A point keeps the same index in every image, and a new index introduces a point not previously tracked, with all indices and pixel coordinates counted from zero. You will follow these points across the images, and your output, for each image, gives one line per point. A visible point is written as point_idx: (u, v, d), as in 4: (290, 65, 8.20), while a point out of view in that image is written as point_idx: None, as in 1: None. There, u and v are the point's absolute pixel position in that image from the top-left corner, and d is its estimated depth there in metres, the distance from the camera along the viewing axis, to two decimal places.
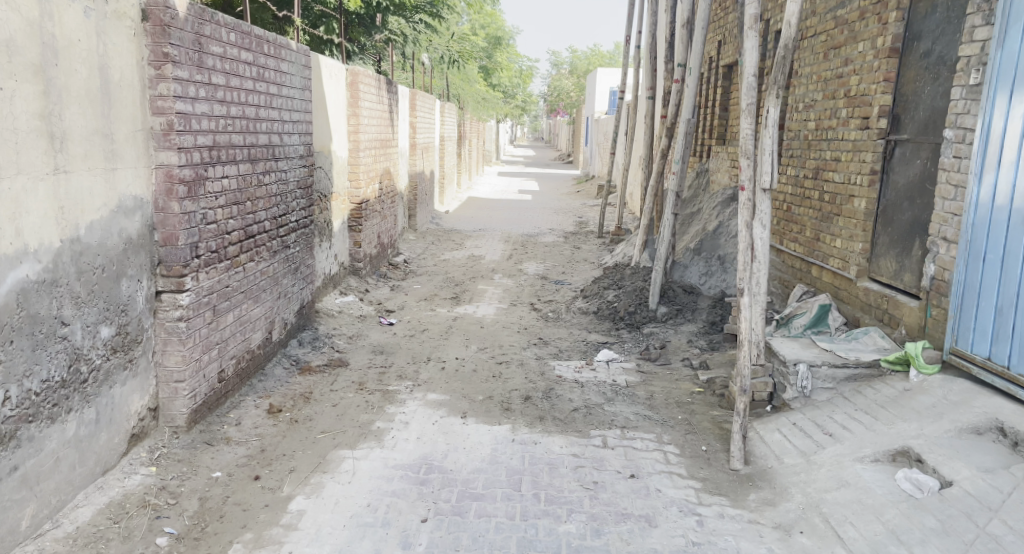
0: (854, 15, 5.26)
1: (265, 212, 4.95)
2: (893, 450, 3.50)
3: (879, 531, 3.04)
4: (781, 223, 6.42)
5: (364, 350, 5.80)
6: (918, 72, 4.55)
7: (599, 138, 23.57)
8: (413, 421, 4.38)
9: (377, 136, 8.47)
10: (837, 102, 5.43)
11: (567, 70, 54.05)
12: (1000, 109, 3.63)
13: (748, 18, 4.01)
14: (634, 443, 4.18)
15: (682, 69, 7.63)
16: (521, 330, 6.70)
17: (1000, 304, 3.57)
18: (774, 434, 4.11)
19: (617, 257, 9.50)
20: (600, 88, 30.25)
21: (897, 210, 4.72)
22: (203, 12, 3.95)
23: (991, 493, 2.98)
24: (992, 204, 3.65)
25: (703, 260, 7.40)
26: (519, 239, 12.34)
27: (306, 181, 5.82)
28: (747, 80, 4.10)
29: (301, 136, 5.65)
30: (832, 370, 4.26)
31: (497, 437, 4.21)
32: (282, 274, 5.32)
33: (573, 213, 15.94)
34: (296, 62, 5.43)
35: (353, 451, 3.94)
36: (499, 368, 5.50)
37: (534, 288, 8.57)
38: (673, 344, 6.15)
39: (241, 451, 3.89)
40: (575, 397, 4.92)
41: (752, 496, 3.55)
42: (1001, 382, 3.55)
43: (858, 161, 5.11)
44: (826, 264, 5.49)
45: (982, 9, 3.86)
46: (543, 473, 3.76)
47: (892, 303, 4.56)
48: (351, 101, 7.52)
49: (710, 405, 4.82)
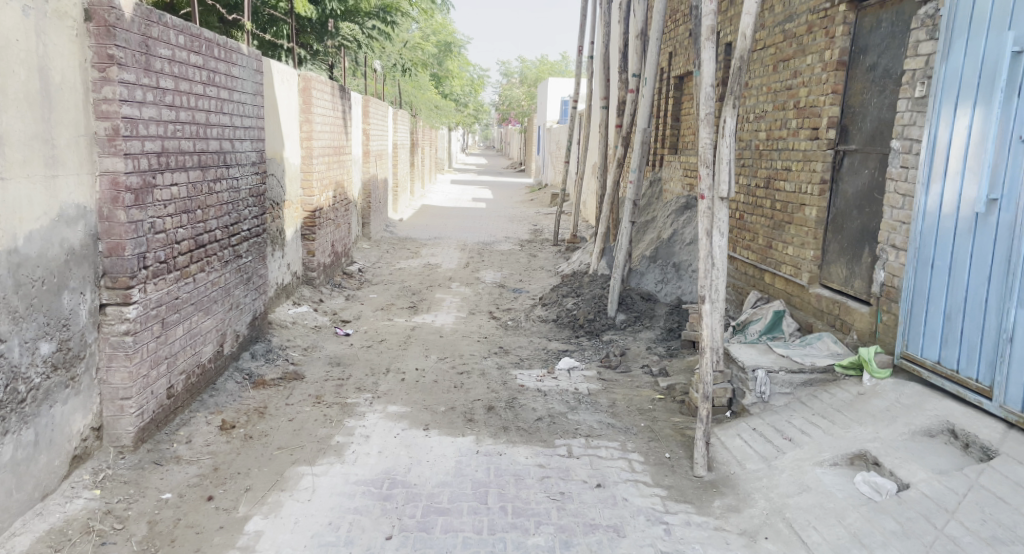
0: (802, 29, 5.38)
1: (216, 220, 4.78)
2: (850, 454, 3.57)
3: (842, 535, 3.08)
4: (734, 230, 6.52)
5: (321, 362, 5.65)
6: (865, 85, 4.67)
7: (551, 147, 23.74)
8: (374, 434, 4.28)
9: (330, 143, 8.31)
10: (787, 114, 5.55)
11: (517, 79, 54.33)
12: (946, 119, 3.75)
13: (705, 29, 4.05)
14: (600, 452, 4.15)
15: (636, 79, 7.73)
16: (481, 339, 6.64)
17: (948, 310, 3.67)
18: (734, 440, 4.14)
19: (574, 264, 9.52)
20: (552, 97, 30.48)
21: (846, 218, 4.83)
22: (150, 13, 3.80)
23: (947, 495, 3.04)
24: (939, 212, 3.76)
25: (659, 267, 7.46)
26: (475, 246, 12.26)
27: (259, 189, 5.65)
28: (704, 90, 4.12)
29: (253, 142, 5.48)
30: (789, 375, 4.33)
31: (461, 449, 4.14)
32: (234, 284, 5.14)
33: (529, 221, 15.99)
34: (248, 66, 5.26)
35: (312, 467, 3.81)
36: (460, 378, 5.42)
37: (493, 297, 8.52)
38: (633, 351, 6.18)
39: (193, 470, 3.73)
40: (539, 406, 4.88)
41: (716, 502, 3.57)
42: (951, 385, 3.65)
43: (808, 171, 5.21)
44: (779, 271, 5.60)
45: (926, 24, 3.99)
46: (509, 484, 3.70)
47: (843, 309, 4.66)
48: (303, 106, 7.33)
49: (671, 412, 4.84)
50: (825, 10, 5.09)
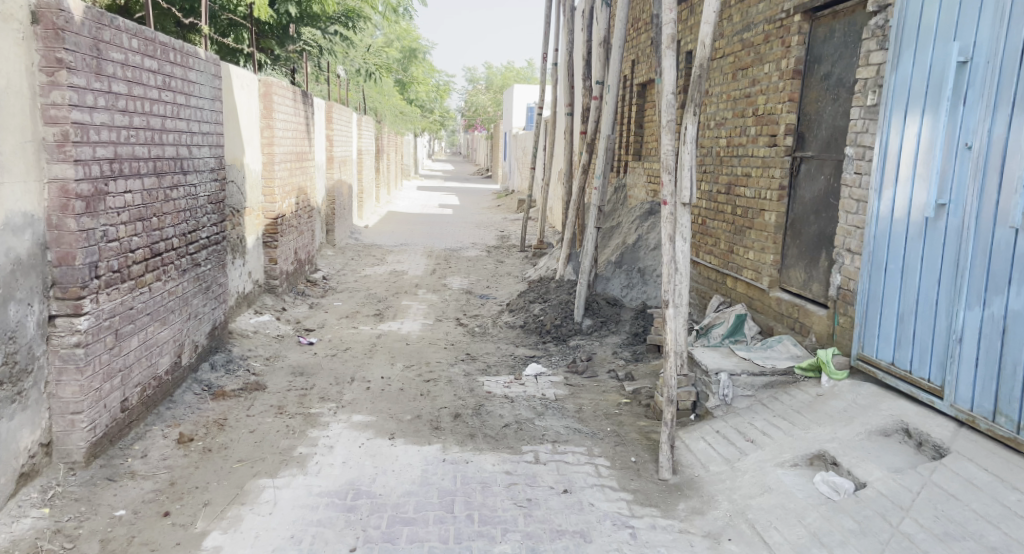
0: (759, 38, 5.47)
1: (172, 228, 4.66)
2: (810, 454, 3.62)
3: (803, 535, 3.11)
4: (696, 235, 6.60)
5: (283, 371, 5.54)
6: (819, 92, 4.77)
7: (518, 153, 23.78)
8: (338, 444, 4.21)
9: (292, 150, 8.20)
10: (746, 121, 5.63)
11: (483, 86, 54.41)
12: (896, 127, 3.84)
13: (666, 37, 4.09)
14: (567, 457, 4.15)
15: (600, 86, 7.79)
16: (448, 346, 6.60)
17: (902, 312, 3.75)
18: (698, 442, 4.17)
19: (542, 270, 9.53)
20: (518, 103, 30.56)
21: (804, 223, 4.91)
22: (101, 16, 3.70)
23: (901, 493, 3.09)
24: (892, 217, 3.85)
25: (624, 272, 7.51)
26: (442, 253, 12.20)
27: (218, 196, 5.54)
28: (665, 97, 4.15)
29: (212, 148, 5.37)
30: (751, 378, 4.38)
31: (427, 457, 4.09)
32: (192, 293, 5.02)
33: (496, 227, 15.98)
34: (205, 71, 5.16)
35: (274, 479, 3.73)
36: (427, 386, 5.37)
37: (460, 303, 8.48)
38: (599, 356, 6.20)
39: (148, 485, 3.62)
40: (506, 412, 4.86)
41: (681, 505, 3.58)
42: (904, 385, 3.73)
43: (767, 177, 5.29)
44: (740, 275, 5.67)
45: (876, 34, 4.08)
46: (476, 492, 3.67)
47: (802, 312, 4.74)
48: (264, 112, 7.22)
49: (637, 416, 4.86)
50: (780, 20, 5.18)
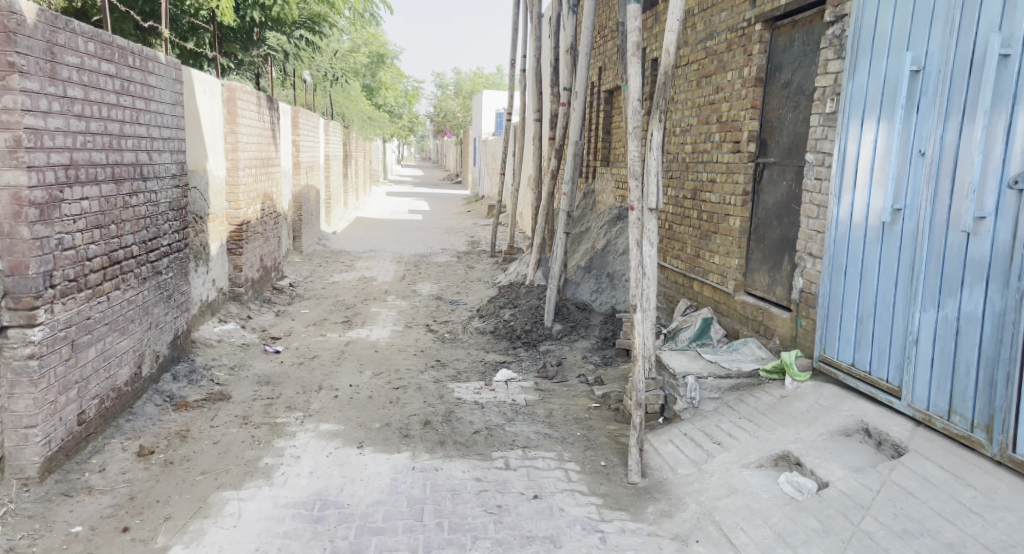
0: (722, 46, 5.56)
1: (132, 235, 4.57)
2: (774, 455, 3.67)
3: (768, 535, 3.15)
4: (663, 240, 6.66)
5: (248, 381, 5.46)
6: (780, 100, 4.86)
7: (487, 158, 23.79)
8: (305, 454, 4.15)
9: (257, 155, 8.10)
10: (710, 127, 5.71)
11: (452, 91, 54.35)
12: (854, 134, 3.93)
13: (631, 44, 4.13)
14: (537, 463, 4.15)
15: (567, 92, 7.84)
16: (417, 353, 6.56)
17: (861, 315, 3.84)
18: (667, 445, 4.21)
19: (512, 275, 9.54)
20: (487, 109, 30.59)
21: (767, 228, 5.00)
22: (55, 19, 3.62)
23: (862, 491, 3.16)
24: (850, 222, 3.93)
25: (593, 277, 7.55)
26: (411, 259, 12.14)
27: (180, 203, 5.44)
28: (631, 104, 4.20)
29: (173, 154, 5.28)
30: (718, 380, 4.44)
31: (396, 466, 4.06)
32: (153, 302, 4.92)
33: (466, 233, 15.95)
34: (165, 76, 5.08)
35: (238, 491, 3.67)
36: (396, 393, 5.33)
37: (430, 310, 8.44)
38: (569, 361, 6.22)
39: (106, 500, 3.53)
40: (476, 419, 4.85)
41: (650, 508, 3.61)
42: (864, 386, 3.81)
43: (731, 183, 5.37)
44: (707, 279, 5.74)
45: (833, 44, 4.18)
46: (446, 500, 3.65)
47: (766, 315, 4.82)
48: (227, 117, 7.11)
49: (607, 420, 4.88)
50: (742, 29, 5.27)
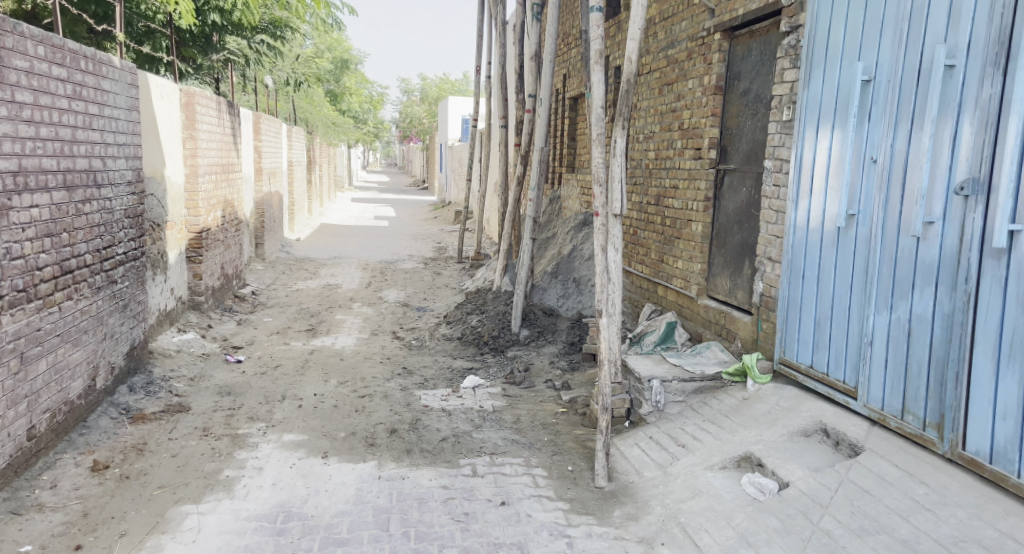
0: (683, 55, 5.65)
1: (86, 244, 4.47)
2: (737, 457, 3.73)
3: (731, 535, 3.20)
4: (628, 246, 6.73)
5: (209, 392, 5.36)
6: (740, 108, 4.96)
7: (454, 164, 23.77)
8: (267, 466, 4.09)
9: (217, 162, 7.98)
10: (672, 134, 5.80)
11: (418, 97, 54.19)
12: (809, 141, 4.03)
13: (593, 53, 4.18)
14: (504, 469, 4.15)
15: (532, 98, 7.88)
16: (384, 360, 6.52)
17: (819, 317, 3.93)
18: (633, 449, 4.24)
19: (479, 281, 9.54)
20: (453, 115, 30.56)
21: (728, 233, 5.09)
22: (3, 23, 3.53)
23: (821, 490, 3.23)
24: (807, 227, 4.03)
25: (560, 283, 7.59)
26: (377, 266, 12.06)
27: (136, 210, 5.34)
28: (594, 111, 4.23)
29: (129, 161, 5.18)
30: (682, 384, 4.50)
31: (362, 475, 4.03)
32: (108, 312, 4.81)
33: (432, 239, 15.90)
34: (120, 80, 4.98)
35: (198, 505, 3.60)
36: (362, 402, 5.29)
37: (397, 317, 8.39)
38: (537, 366, 6.24)
39: (58, 518, 3.44)
40: (443, 426, 4.83)
41: (616, 512, 3.64)
42: (822, 387, 3.89)
43: (694, 189, 5.45)
44: (671, 284, 5.82)
45: (789, 53, 4.28)
46: (412, 509, 3.63)
47: (728, 319, 4.90)
48: (186, 123, 6.99)
49: (574, 425, 4.91)
50: (701, 38, 5.37)
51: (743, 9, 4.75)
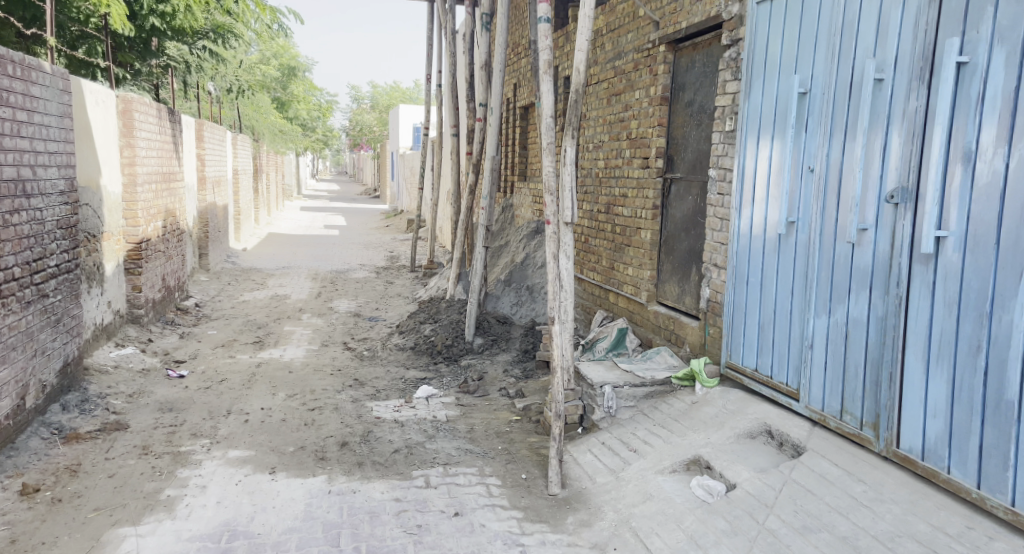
0: (629, 66, 5.74)
1: (14, 256, 4.28)
2: (686, 460, 3.78)
3: (681, 538, 3.23)
4: (579, 253, 6.78)
5: (149, 408, 5.18)
6: (685, 118, 5.05)
7: (405, 173, 23.63)
8: (211, 484, 3.97)
9: (157, 170, 7.74)
10: (621, 144, 5.87)
11: (368, 105, 53.72)
12: (751, 150, 4.13)
13: (542, 63, 4.20)
14: (457, 479, 4.12)
15: (482, 107, 7.88)
16: (334, 372, 6.41)
17: (762, 322, 4.02)
18: (586, 455, 4.26)
19: (432, 290, 9.48)
20: (404, 123, 30.39)
21: (676, 240, 5.17)
22: None
23: (766, 491, 3.29)
24: (750, 234, 4.12)
25: (513, 291, 7.60)
26: (327, 276, 11.88)
27: (69, 221, 5.14)
28: (543, 120, 4.25)
29: (61, 169, 4.99)
30: (633, 389, 4.54)
31: (311, 490, 3.94)
32: (38, 328, 4.61)
33: (384, 248, 15.75)
34: (51, 86, 4.80)
35: (136, 527, 3.47)
36: (311, 415, 5.18)
37: (348, 327, 8.27)
38: (490, 375, 6.22)
39: None
40: (395, 437, 4.77)
41: (570, 518, 3.64)
42: (767, 390, 3.98)
43: (642, 197, 5.53)
44: (621, 290, 5.88)
45: (730, 66, 4.39)
46: (363, 523, 3.57)
47: (677, 324, 4.97)
48: (123, 130, 6.77)
49: (528, 433, 4.91)
50: (647, 50, 5.46)
51: (686, 22, 4.85)
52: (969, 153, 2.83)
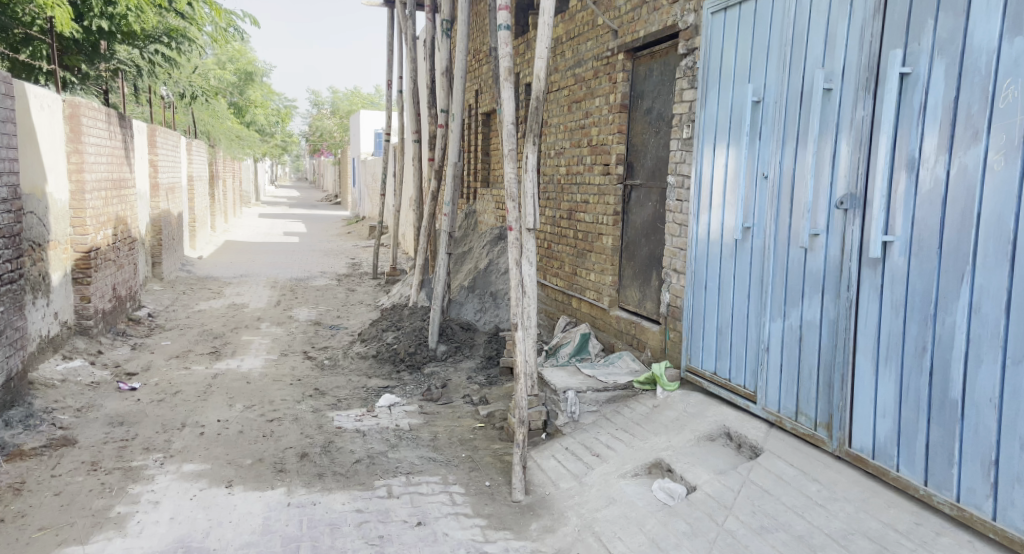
0: (589, 74, 5.78)
1: None
2: (648, 464, 3.80)
3: (643, 541, 3.25)
4: (542, 259, 6.80)
5: (99, 423, 5.02)
6: (644, 126, 5.11)
7: (367, 179, 23.44)
8: (164, 499, 3.86)
9: (107, 176, 7.54)
10: (582, 151, 5.91)
11: (328, 111, 53.16)
12: (707, 158, 4.20)
13: (502, 70, 4.20)
14: (420, 488, 4.08)
15: (444, 114, 7.86)
16: (295, 382, 6.30)
17: (721, 326, 4.08)
18: (549, 460, 4.26)
19: (394, 297, 9.40)
20: (365, 129, 30.15)
21: (636, 246, 5.22)
22: None
23: (725, 492, 3.33)
24: (708, 240, 4.18)
25: (477, 297, 7.58)
26: (287, 283, 11.69)
27: (13, 229, 4.96)
28: (504, 127, 4.24)
29: (3, 176, 4.82)
30: (596, 394, 4.55)
31: (269, 503, 3.86)
32: None
33: (345, 255, 15.58)
34: None
35: (84, 546, 3.35)
36: (270, 426, 5.08)
37: (308, 336, 8.14)
38: (454, 382, 6.19)
39: None
40: (357, 447, 4.70)
41: (533, 525, 3.63)
42: (725, 392, 4.04)
43: (603, 204, 5.57)
44: (584, 296, 5.91)
45: (687, 75, 4.45)
46: (323, 535, 3.51)
47: (639, 329, 5.01)
48: (70, 136, 6.57)
49: (491, 440, 4.89)
50: (606, 58, 5.51)
51: (644, 31, 4.91)
52: (912, 161, 2.91)
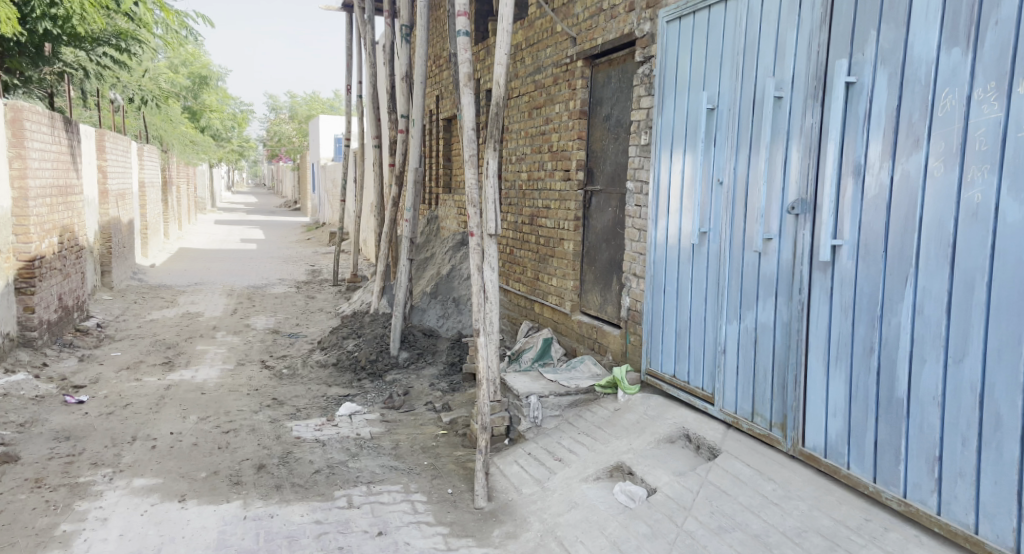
0: (549, 80, 5.81)
1: None
2: (609, 467, 3.82)
3: (604, 545, 3.26)
4: (504, 265, 6.79)
5: (44, 438, 4.84)
6: (603, 132, 5.15)
7: (327, 185, 23.15)
8: (114, 515, 3.74)
9: (52, 183, 7.30)
10: (543, 157, 5.93)
11: (287, 116, 52.43)
12: (664, 163, 4.25)
13: (461, 76, 4.19)
14: (380, 498, 4.02)
15: (404, 119, 7.82)
16: (252, 392, 6.17)
17: (679, 329, 4.12)
18: (512, 466, 4.24)
19: (356, 304, 9.29)
20: (325, 134, 29.81)
21: (597, 251, 5.25)
22: None
23: (684, 493, 3.36)
24: (666, 245, 4.23)
25: (439, 303, 7.53)
26: (244, 291, 11.46)
27: None
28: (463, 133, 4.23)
29: None
30: (558, 398, 4.56)
31: (225, 517, 3.76)
32: None
33: (305, 261, 15.35)
34: None
35: None
36: (225, 438, 4.97)
37: (266, 344, 7.99)
38: (416, 389, 6.13)
39: None
40: (316, 457, 4.62)
41: (495, 531, 3.61)
42: (684, 395, 4.08)
43: (564, 209, 5.59)
44: (546, 301, 5.91)
45: (644, 82, 4.50)
46: (280, 548, 3.44)
47: (600, 333, 5.04)
48: (11, 140, 6.35)
49: (454, 446, 4.85)
50: (566, 65, 5.54)
51: (602, 38, 4.96)
52: (858, 167, 2.98)
